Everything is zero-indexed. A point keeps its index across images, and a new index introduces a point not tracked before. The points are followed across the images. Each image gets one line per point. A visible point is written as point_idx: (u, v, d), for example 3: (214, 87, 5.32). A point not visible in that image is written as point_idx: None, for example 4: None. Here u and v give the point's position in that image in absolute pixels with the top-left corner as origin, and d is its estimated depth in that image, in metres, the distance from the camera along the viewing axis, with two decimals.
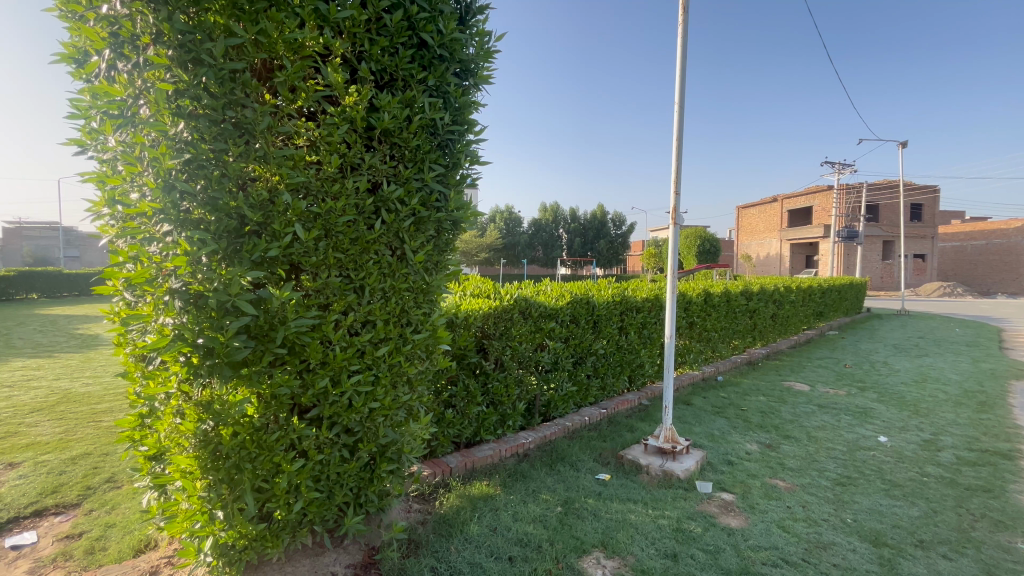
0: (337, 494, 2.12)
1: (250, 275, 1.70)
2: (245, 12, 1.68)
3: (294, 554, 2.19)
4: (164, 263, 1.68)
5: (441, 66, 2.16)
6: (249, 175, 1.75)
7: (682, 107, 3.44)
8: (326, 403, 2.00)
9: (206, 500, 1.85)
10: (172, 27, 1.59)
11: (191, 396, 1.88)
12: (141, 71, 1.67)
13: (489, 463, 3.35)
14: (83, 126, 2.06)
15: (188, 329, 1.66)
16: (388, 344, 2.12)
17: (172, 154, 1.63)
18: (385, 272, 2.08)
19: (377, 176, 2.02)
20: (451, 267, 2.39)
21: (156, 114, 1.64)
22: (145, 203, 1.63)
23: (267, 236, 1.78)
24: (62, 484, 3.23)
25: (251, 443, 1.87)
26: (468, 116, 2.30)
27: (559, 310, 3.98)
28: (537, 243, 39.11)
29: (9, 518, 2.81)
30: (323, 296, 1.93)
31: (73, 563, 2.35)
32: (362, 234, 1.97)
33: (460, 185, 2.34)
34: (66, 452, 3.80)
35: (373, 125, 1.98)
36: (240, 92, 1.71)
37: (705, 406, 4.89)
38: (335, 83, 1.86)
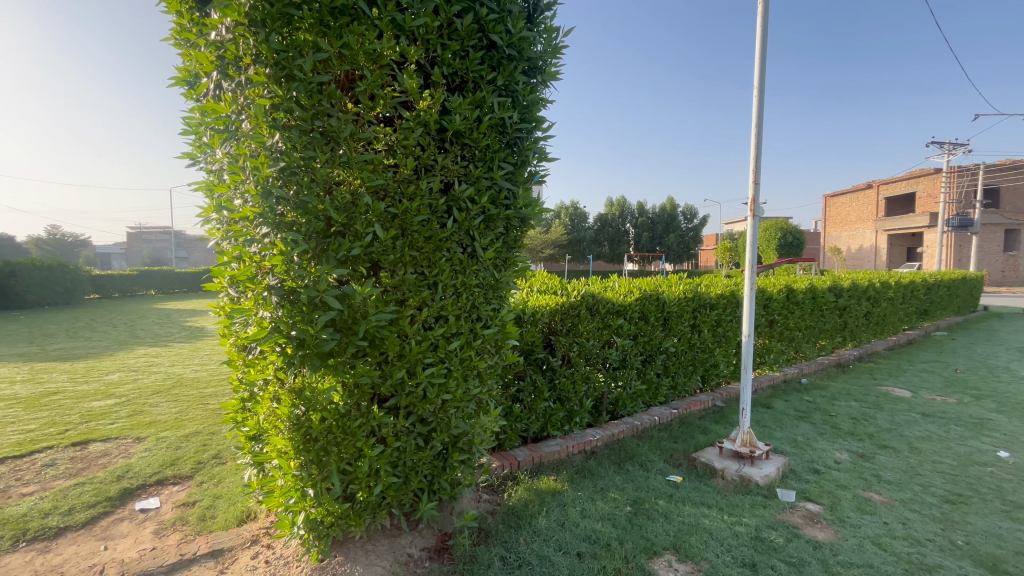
0: (412, 479, 2.24)
1: (335, 273, 1.83)
2: (331, 28, 1.81)
3: (374, 534, 2.35)
4: (263, 262, 1.85)
5: (510, 66, 2.19)
6: (334, 179, 1.88)
7: (762, 91, 3.25)
8: (402, 393, 2.11)
9: (299, 479, 2.03)
10: (269, 48, 1.75)
11: (285, 383, 2.06)
12: (243, 90, 1.85)
13: (556, 458, 3.36)
14: (194, 142, 2.34)
15: (283, 322, 1.82)
16: (460, 338, 2.19)
17: (269, 163, 1.79)
18: (456, 269, 2.16)
19: (449, 176, 2.09)
20: (519, 264, 2.42)
21: (256, 127, 1.81)
22: (247, 208, 1.81)
23: (350, 236, 1.91)
24: (179, 457, 3.67)
25: (337, 428, 2.02)
26: (536, 113, 2.32)
27: (627, 307, 3.90)
28: (603, 239, 38.35)
29: (139, 484, 3.25)
30: (400, 292, 2.03)
31: (189, 527, 2.67)
32: (435, 233, 2.06)
33: (528, 182, 2.36)
34: (182, 430, 4.31)
35: (445, 127, 2.05)
36: (327, 103, 1.84)
37: (787, 410, 4.59)
38: (410, 89, 1.94)
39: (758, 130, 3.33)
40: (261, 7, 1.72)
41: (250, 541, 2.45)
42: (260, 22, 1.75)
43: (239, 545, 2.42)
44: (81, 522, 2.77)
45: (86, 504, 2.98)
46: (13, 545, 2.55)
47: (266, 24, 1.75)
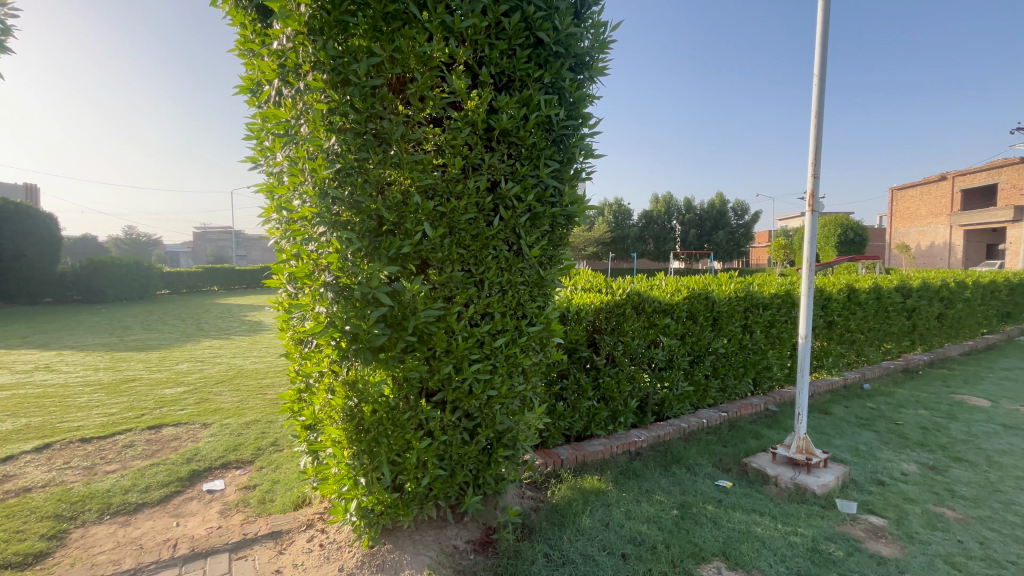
0: (458, 473, 2.28)
1: (387, 270, 1.89)
2: (384, 33, 1.87)
3: (421, 524, 2.42)
4: (320, 259, 1.94)
5: (557, 63, 2.19)
6: (386, 179, 1.94)
7: (823, 78, 3.11)
8: (449, 388, 2.16)
9: (352, 467, 2.12)
10: (326, 55, 1.82)
11: (339, 375, 2.15)
12: (302, 95, 1.95)
13: (600, 458, 3.33)
14: (256, 146, 2.48)
15: (338, 317, 1.90)
16: (505, 335, 2.22)
17: (326, 165, 1.87)
18: (503, 267, 2.18)
19: (496, 175, 2.11)
20: (565, 262, 2.42)
21: (314, 130, 1.89)
22: (306, 209, 1.90)
23: (400, 234, 1.97)
24: (240, 443, 3.92)
25: (387, 420, 2.08)
26: (583, 110, 2.30)
27: (675, 306, 3.81)
28: (648, 236, 37.46)
29: (206, 467, 3.49)
30: (448, 289, 2.07)
31: (251, 509, 2.85)
32: (482, 231, 2.09)
33: (574, 180, 2.35)
34: (243, 417, 4.59)
35: (493, 126, 2.08)
36: (379, 105, 1.91)
37: (847, 416, 4.33)
38: (458, 89, 1.97)
39: (818, 120, 3.16)
40: (319, 16, 1.80)
41: (306, 525, 2.58)
42: (318, 30, 1.82)
43: (296, 528, 2.55)
44: (156, 500, 3.01)
45: (160, 483, 3.23)
46: (99, 518, 2.80)
47: (324, 32, 1.82)
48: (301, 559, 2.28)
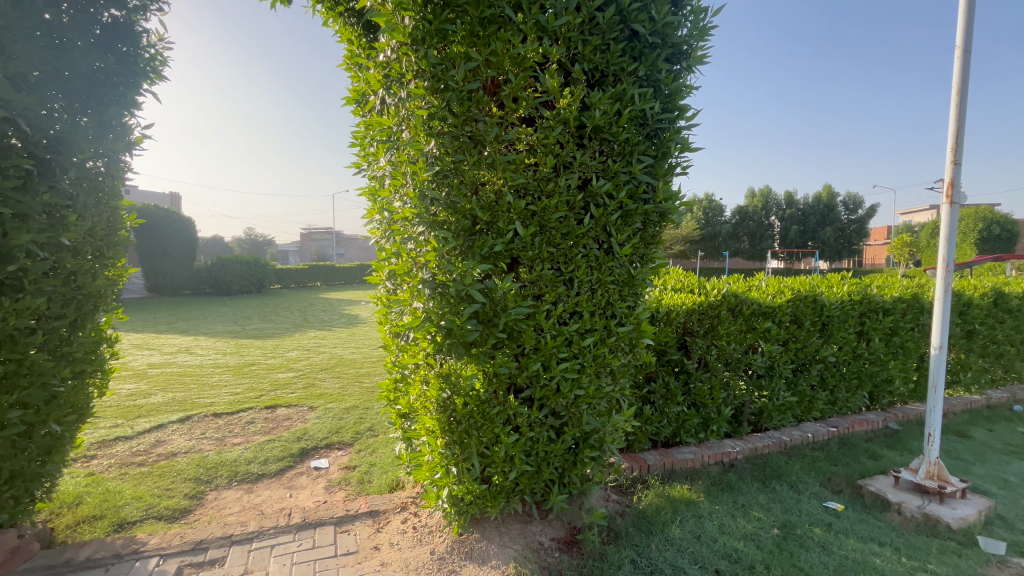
0: (544, 470, 2.30)
1: (480, 268, 1.95)
2: (480, 38, 1.92)
3: (507, 517, 2.47)
4: (419, 257, 2.05)
5: (653, 55, 2.12)
6: (480, 180, 2.00)
7: (968, 51, 2.71)
8: (537, 385, 2.18)
9: (445, 456, 2.21)
10: (428, 62, 1.91)
11: (434, 368, 2.26)
12: (405, 102, 2.06)
13: (691, 466, 3.18)
14: (361, 152, 2.69)
15: (434, 313, 1.99)
16: (594, 335, 2.19)
17: (426, 167, 1.97)
18: (592, 265, 2.15)
19: (587, 173, 2.09)
20: (658, 261, 2.33)
21: (415, 135, 2.00)
22: (407, 210, 2.02)
23: (493, 233, 2.02)
24: (342, 426, 4.27)
25: (477, 413, 2.14)
26: (679, 101, 2.20)
27: (778, 309, 3.51)
28: (742, 232, 34.89)
29: (313, 446, 3.84)
30: (537, 287, 2.09)
31: (352, 487, 3.09)
32: (572, 229, 2.08)
33: (668, 175, 2.25)
34: (344, 403, 5.00)
35: (585, 123, 2.05)
36: (475, 109, 1.97)
37: (991, 442, 3.72)
38: (551, 88, 1.98)
39: (961, 98, 2.75)
40: (422, 26, 1.89)
41: (400, 507, 2.74)
42: (420, 40, 1.92)
43: (392, 509, 2.72)
44: (273, 472, 3.37)
45: (276, 457, 3.61)
46: (229, 483, 3.20)
47: (426, 41, 1.91)
48: (396, 539, 2.43)
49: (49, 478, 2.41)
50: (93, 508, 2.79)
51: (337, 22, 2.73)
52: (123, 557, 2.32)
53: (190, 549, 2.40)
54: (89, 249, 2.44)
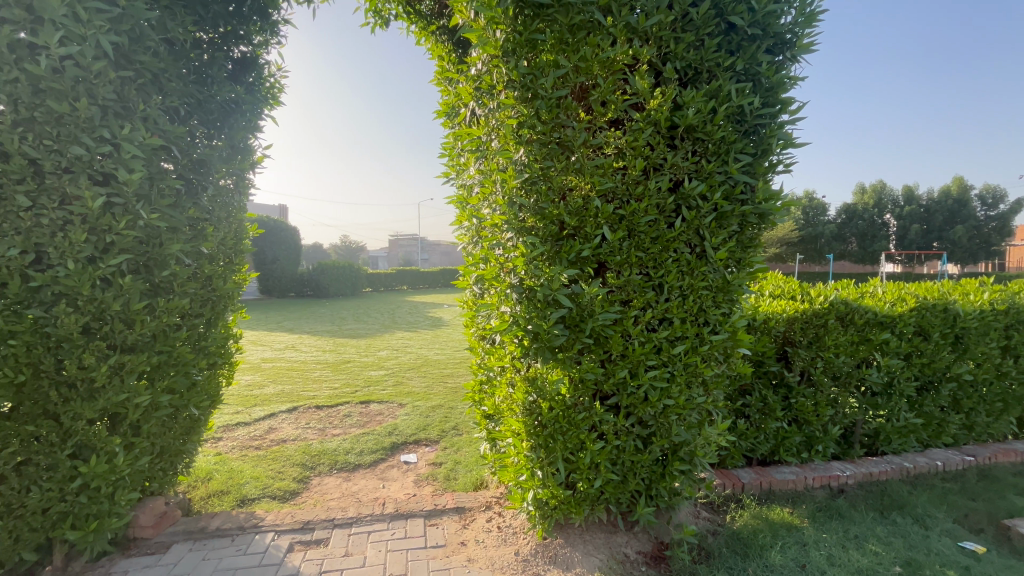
0: (631, 480, 2.24)
1: (567, 273, 1.95)
2: (570, 45, 1.94)
3: (592, 526, 2.44)
4: (507, 262, 2.09)
5: (752, 47, 2.00)
6: (568, 186, 2.00)
7: None
8: (624, 393, 2.13)
9: (530, 459, 2.24)
10: (518, 72, 1.95)
11: (520, 371, 2.29)
12: (494, 112, 2.12)
13: (793, 489, 2.92)
14: (451, 162, 2.82)
15: (522, 317, 2.03)
16: (685, 342, 2.10)
17: (515, 175, 2.01)
18: (684, 270, 2.07)
19: (678, 174, 2.02)
20: (756, 266, 2.19)
21: (504, 144, 2.05)
22: (496, 217, 2.07)
23: (580, 238, 2.02)
24: (428, 423, 4.47)
25: (563, 418, 2.15)
26: (782, 95, 2.06)
27: (897, 319, 3.12)
28: (850, 233, 31.51)
29: (403, 441, 4.06)
30: (625, 293, 2.05)
31: (439, 483, 3.23)
32: (663, 233, 2.02)
33: (769, 173, 2.11)
34: (430, 401, 5.23)
35: (677, 123, 1.98)
36: (563, 115, 1.98)
37: None
38: (641, 89, 1.94)
39: None
40: (513, 38, 1.93)
41: (485, 506, 2.80)
42: (511, 51, 1.96)
43: (477, 507, 2.79)
44: (368, 463, 3.62)
45: (370, 450, 3.87)
46: (330, 471, 3.48)
47: (516, 52, 1.95)
48: (482, 536, 2.50)
49: (188, 455, 2.79)
50: (221, 484, 3.18)
51: (430, 41, 3.00)
52: (246, 530, 2.61)
53: (299, 528, 2.63)
54: (222, 256, 2.80)
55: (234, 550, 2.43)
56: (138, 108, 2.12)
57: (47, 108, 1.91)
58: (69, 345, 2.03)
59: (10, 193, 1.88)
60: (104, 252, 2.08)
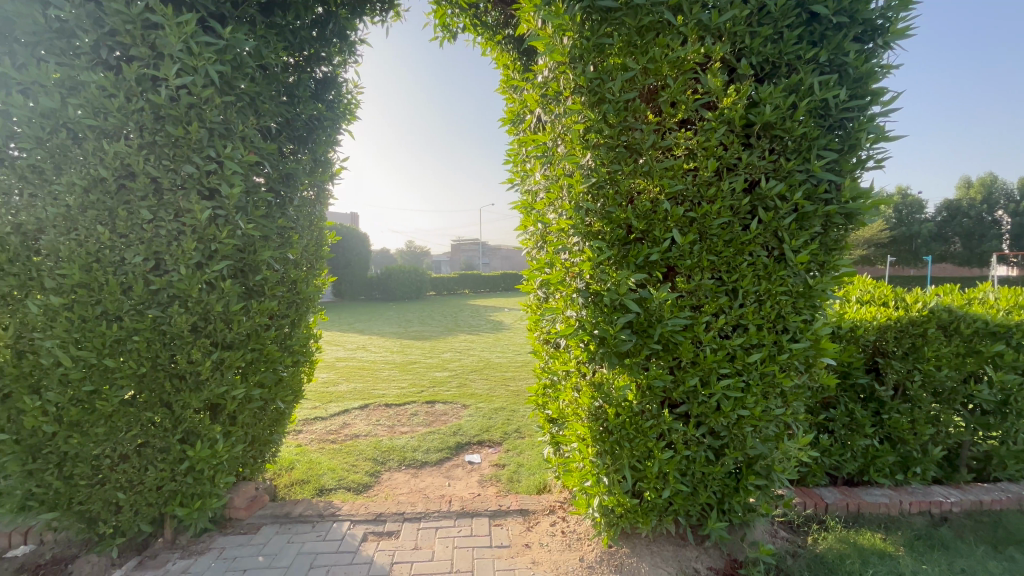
0: (701, 493, 2.16)
1: (634, 277, 1.92)
2: (638, 47, 1.91)
3: (659, 537, 2.37)
4: (573, 267, 2.09)
5: (837, 36, 1.88)
6: (636, 189, 1.98)
7: None
8: (695, 402, 2.06)
9: (596, 465, 2.22)
10: (585, 78, 1.95)
11: (586, 375, 2.29)
12: (562, 118, 2.14)
13: (885, 513, 2.68)
14: (516, 168, 2.87)
15: (588, 322, 2.02)
16: (762, 351, 2.00)
17: (582, 180, 2.01)
18: (760, 274, 1.98)
19: (754, 174, 1.93)
20: (842, 270, 2.04)
21: (571, 149, 2.06)
22: (562, 221, 2.08)
23: (648, 242, 1.99)
24: (491, 425, 4.56)
25: (630, 425, 2.11)
26: (873, 85, 1.91)
27: (1014, 329, 2.76)
28: (952, 232, 28.30)
29: (467, 441, 4.17)
30: (696, 298, 1.99)
31: (502, 484, 3.28)
32: (737, 235, 1.94)
33: (857, 170, 1.96)
34: (493, 403, 5.33)
35: (753, 121, 1.90)
36: (632, 118, 1.95)
37: None
38: (714, 88, 1.87)
39: None
40: (581, 44, 1.94)
41: (549, 509, 2.81)
42: (578, 57, 1.97)
43: (541, 510, 2.80)
44: (434, 461, 3.75)
45: (436, 448, 4.00)
46: (399, 466, 3.64)
47: (583, 57, 1.96)
48: (546, 540, 2.50)
49: (275, 444, 3.03)
50: (302, 474, 3.43)
51: (496, 51, 3.08)
52: (325, 517, 2.79)
53: (372, 519, 2.77)
54: (305, 262, 3.02)
55: (315, 536, 2.61)
56: (238, 128, 2.36)
57: (166, 133, 2.17)
58: (180, 341, 2.29)
59: (136, 208, 2.16)
60: (209, 258, 2.33)
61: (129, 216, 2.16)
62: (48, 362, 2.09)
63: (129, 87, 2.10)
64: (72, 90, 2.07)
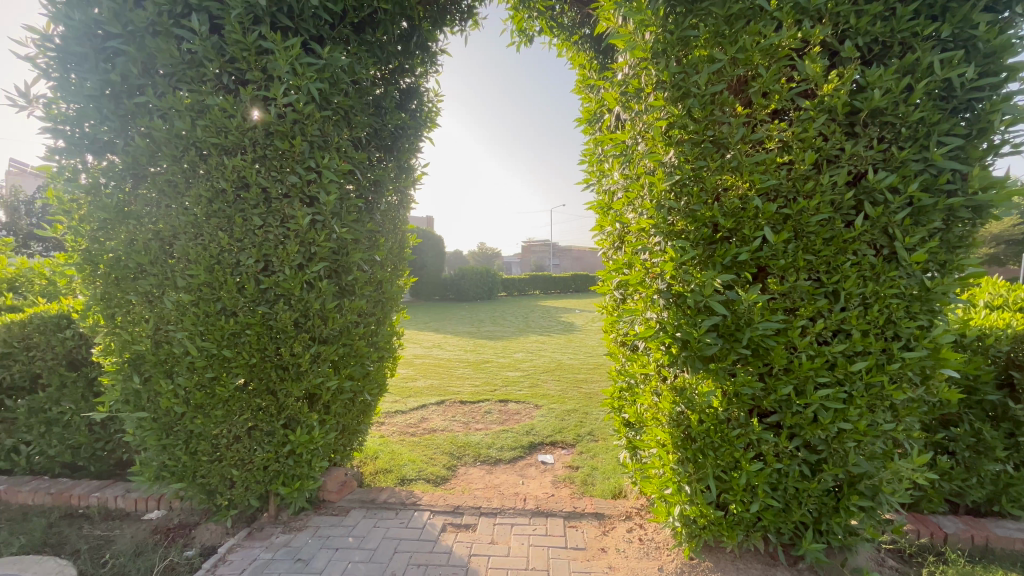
0: (795, 510, 2.00)
1: (721, 278, 1.83)
2: (727, 37, 1.83)
3: (746, 554, 2.24)
4: (653, 267, 2.04)
5: (964, 7, 1.67)
6: (723, 186, 1.89)
7: None
8: (788, 411, 1.92)
9: (677, 473, 2.14)
10: (669, 72, 1.90)
11: (667, 379, 2.22)
12: (642, 116, 2.09)
13: (1022, 550, 2.33)
14: (592, 168, 2.84)
15: (669, 324, 1.96)
16: (868, 359, 1.82)
17: (665, 177, 1.95)
18: (866, 275, 1.81)
19: (860, 165, 1.77)
20: (969, 270, 1.80)
21: (653, 146, 2.00)
22: (643, 221, 2.03)
23: (737, 240, 1.89)
24: (564, 426, 4.54)
25: (714, 433, 2.02)
26: (1009, 60, 1.67)
27: None
28: None
29: (540, 441, 4.19)
30: (790, 300, 1.86)
31: (576, 486, 3.26)
32: (838, 233, 1.79)
33: (988, 157, 1.73)
34: (565, 405, 5.31)
35: (858, 107, 1.74)
36: (719, 111, 1.86)
37: None
38: (812, 74, 1.74)
39: None
40: (664, 38, 1.89)
41: (625, 515, 2.75)
42: (661, 51, 1.91)
43: (617, 515, 2.75)
44: (508, 459, 3.81)
45: (510, 446, 4.06)
46: (474, 462, 3.75)
47: (667, 52, 1.90)
48: (623, 546, 2.45)
49: (362, 434, 3.23)
50: (385, 463, 3.63)
51: (571, 51, 3.09)
52: (407, 506, 2.93)
53: (451, 510, 2.87)
54: (390, 264, 3.21)
55: (399, 523, 2.76)
56: (334, 140, 2.55)
57: (274, 147, 2.41)
58: (285, 335, 2.53)
59: (250, 216, 2.41)
60: (309, 260, 2.54)
61: (243, 222, 2.41)
62: (179, 351, 2.39)
63: (245, 107, 2.36)
64: (200, 113, 2.35)
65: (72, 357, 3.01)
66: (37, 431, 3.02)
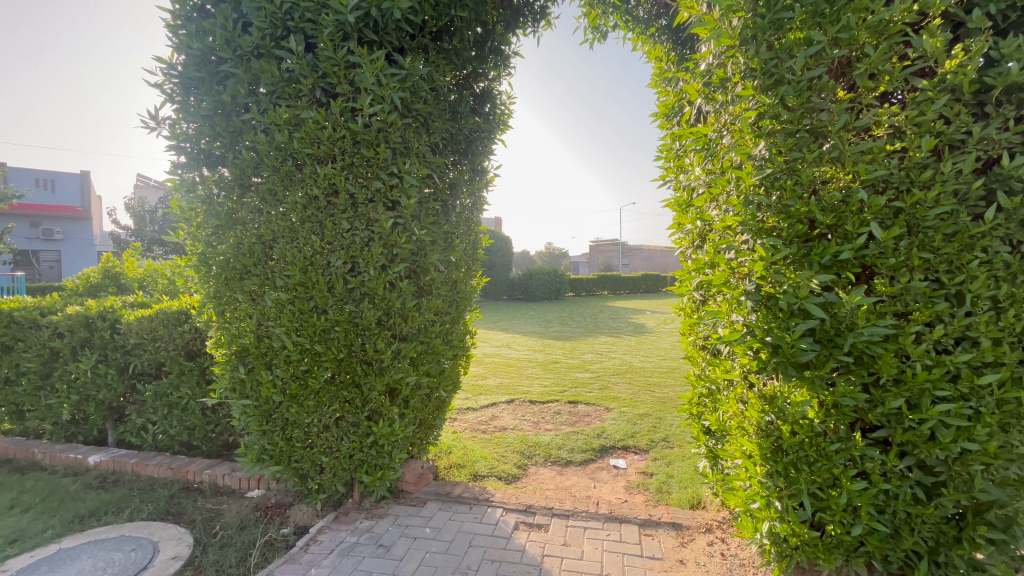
0: (906, 536, 1.80)
1: (819, 279, 1.67)
2: (827, 15, 1.68)
3: None
4: (740, 267, 1.91)
5: None
6: (821, 178, 1.73)
7: None
8: (898, 427, 1.73)
9: (765, 487, 2.00)
10: (759, 59, 1.77)
11: (754, 387, 2.08)
12: (728, 107, 1.98)
13: None
14: (669, 164, 2.73)
15: (758, 327, 1.84)
16: (1001, 371, 1.60)
17: (754, 171, 1.82)
18: (998, 276, 1.59)
19: (992, 150, 1.56)
20: None
21: (741, 139, 1.89)
22: (729, 218, 1.91)
23: (838, 237, 1.73)
24: (636, 431, 4.42)
25: (809, 446, 1.86)
26: None
27: None
28: None
29: (612, 445, 4.10)
30: (902, 303, 1.67)
31: (650, 494, 3.16)
32: (963, 228, 1.59)
33: None
34: (637, 409, 5.16)
35: (990, 84, 1.53)
36: (817, 98, 1.71)
37: None
38: (932, 51, 1.56)
39: None
40: (754, 23, 1.77)
41: (705, 527, 2.62)
42: (751, 37, 1.80)
43: (696, 527, 2.62)
44: (579, 461, 3.77)
45: (581, 448, 4.02)
46: (545, 462, 3.75)
47: (757, 37, 1.78)
48: (703, 560, 2.34)
49: (438, 429, 3.35)
50: (458, 459, 3.73)
51: (647, 44, 2.99)
52: (480, 502, 3.00)
53: (523, 509, 2.89)
54: (464, 264, 3.29)
55: (473, 518, 2.82)
56: (414, 146, 2.67)
57: (361, 155, 2.57)
58: (370, 332, 2.68)
59: (338, 220, 2.58)
60: (391, 261, 2.68)
61: (333, 227, 2.59)
62: (278, 345, 2.61)
63: (335, 119, 2.53)
64: (296, 126, 2.55)
65: (188, 348, 3.38)
66: (161, 412, 3.43)
